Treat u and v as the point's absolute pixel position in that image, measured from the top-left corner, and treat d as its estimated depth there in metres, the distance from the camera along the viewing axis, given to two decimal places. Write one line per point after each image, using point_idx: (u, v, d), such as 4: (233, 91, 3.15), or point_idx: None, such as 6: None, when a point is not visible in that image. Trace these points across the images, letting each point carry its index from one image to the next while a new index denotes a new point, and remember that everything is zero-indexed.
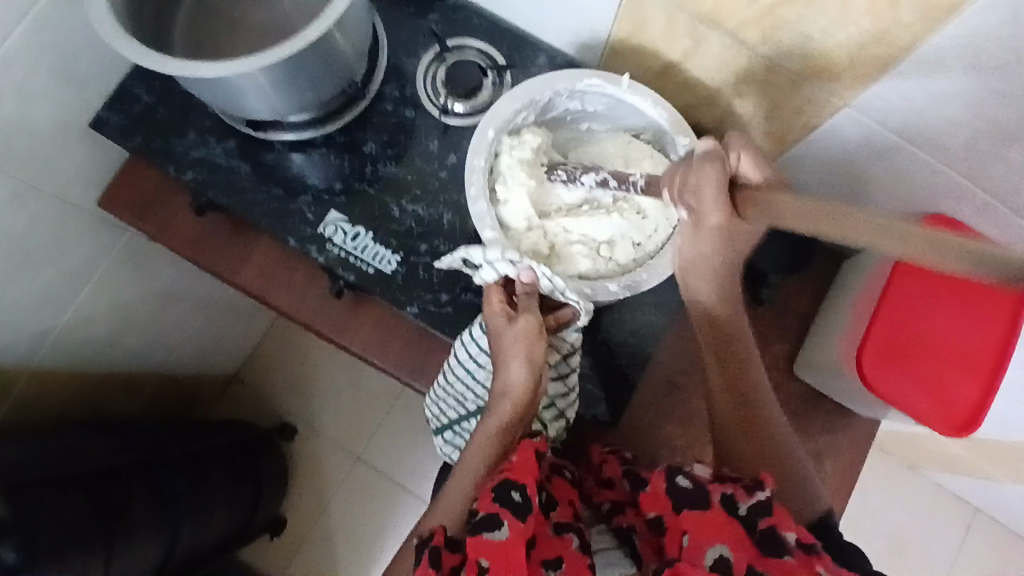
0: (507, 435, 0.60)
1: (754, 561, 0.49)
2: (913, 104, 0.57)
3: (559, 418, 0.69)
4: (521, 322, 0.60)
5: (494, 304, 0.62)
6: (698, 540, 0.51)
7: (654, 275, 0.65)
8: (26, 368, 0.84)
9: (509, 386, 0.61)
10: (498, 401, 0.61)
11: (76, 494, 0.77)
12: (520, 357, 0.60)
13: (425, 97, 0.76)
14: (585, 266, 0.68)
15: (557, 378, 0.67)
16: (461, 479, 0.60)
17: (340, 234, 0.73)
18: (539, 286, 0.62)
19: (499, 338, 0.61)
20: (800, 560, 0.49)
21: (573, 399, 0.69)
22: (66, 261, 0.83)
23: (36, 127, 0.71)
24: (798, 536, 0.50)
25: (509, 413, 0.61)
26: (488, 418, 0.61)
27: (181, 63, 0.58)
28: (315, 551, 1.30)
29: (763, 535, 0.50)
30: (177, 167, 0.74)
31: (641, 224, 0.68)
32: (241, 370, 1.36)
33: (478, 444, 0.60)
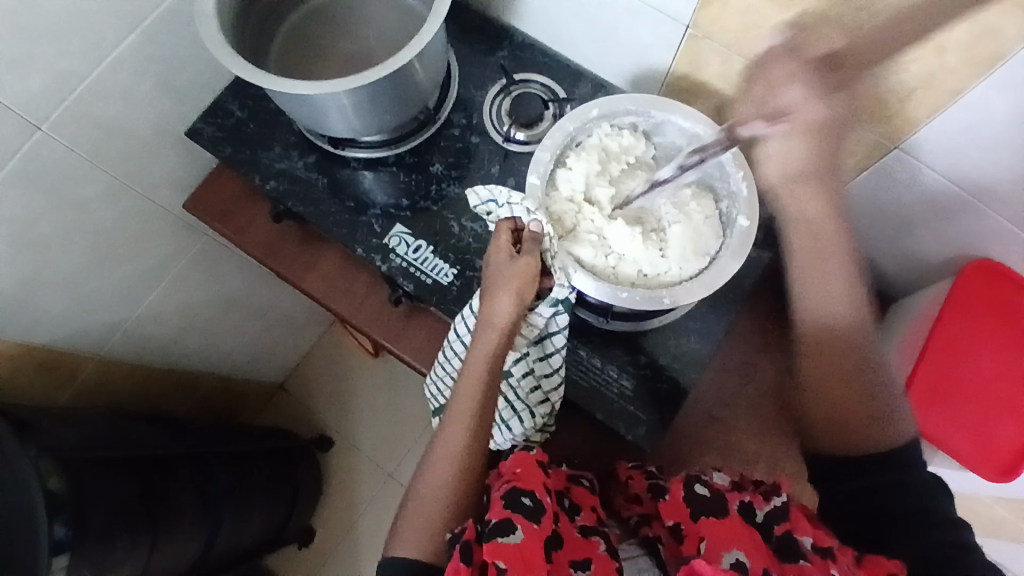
0: (495, 364, 0.63)
1: (772, 567, 0.54)
2: (960, 147, 0.60)
3: (545, 403, 0.70)
4: (519, 263, 0.62)
5: (500, 244, 0.64)
6: (717, 544, 0.56)
7: (633, 299, 0.63)
8: (94, 355, 0.91)
9: (495, 318, 0.63)
10: (484, 332, 0.63)
11: (130, 477, 0.82)
12: (509, 293, 0.62)
13: (490, 126, 0.81)
14: (585, 254, 0.66)
15: (541, 359, 0.69)
16: (460, 411, 0.62)
17: (404, 246, 0.78)
18: (542, 239, 0.64)
19: (492, 273, 0.64)
20: (817, 564, 0.55)
21: (557, 383, 0.69)
22: (147, 258, 0.90)
23: (137, 130, 0.78)
24: (814, 540, 0.57)
25: (493, 344, 0.63)
26: (476, 349, 0.63)
27: (278, 81, 0.65)
28: (339, 566, 1.30)
29: (781, 541, 0.57)
30: (261, 176, 0.81)
31: (655, 258, 0.67)
32: (287, 382, 1.41)
33: (468, 377, 0.63)
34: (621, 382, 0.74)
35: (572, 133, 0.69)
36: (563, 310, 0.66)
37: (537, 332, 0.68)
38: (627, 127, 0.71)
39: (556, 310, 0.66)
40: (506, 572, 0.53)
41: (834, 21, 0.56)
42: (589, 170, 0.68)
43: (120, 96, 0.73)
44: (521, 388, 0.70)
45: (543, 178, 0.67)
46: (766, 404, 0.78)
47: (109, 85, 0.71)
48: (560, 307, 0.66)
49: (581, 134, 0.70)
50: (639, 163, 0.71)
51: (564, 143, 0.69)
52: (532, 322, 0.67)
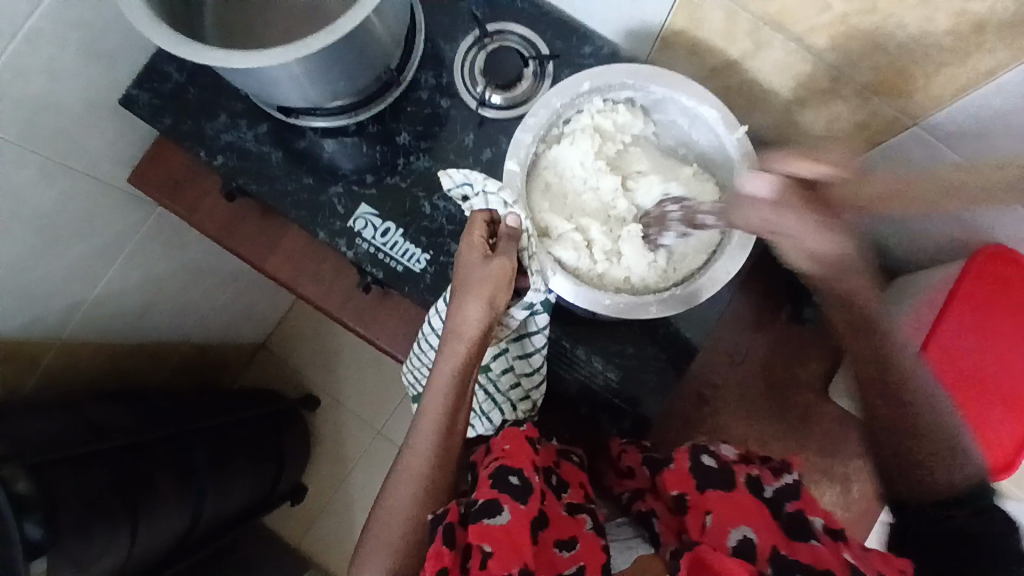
0: (465, 377, 0.58)
1: (779, 543, 0.53)
2: (993, 132, 0.53)
3: (525, 400, 0.67)
4: (495, 265, 0.55)
5: (474, 241, 0.57)
6: (724, 521, 0.55)
7: (616, 306, 0.58)
8: (55, 340, 0.85)
9: (464, 328, 0.57)
10: (451, 343, 0.57)
11: (99, 468, 0.78)
12: (481, 298, 0.56)
13: (462, 88, 0.72)
14: (566, 256, 0.60)
15: (522, 357, 0.65)
16: (427, 426, 0.58)
17: (370, 229, 0.71)
18: (520, 236, 0.57)
19: (465, 272, 0.57)
20: (827, 546, 0.53)
21: (538, 381, 0.66)
22: (96, 237, 0.83)
23: (63, 103, 0.69)
24: (826, 521, 0.55)
25: (463, 356, 0.57)
26: (443, 359, 0.58)
27: (212, 53, 0.55)
28: (333, 517, 1.33)
29: (789, 518, 0.55)
30: (208, 152, 0.72)
31: (636, 260, 0.61)
32: (267, 339, 1.38)
33: (435, 391, 0.57)
34: (606, 374, 0.72)
35: (558, 109, 0.61)
36: (540, 310, 0.61)
37: (515, 332, 0.63)
38: (623, 103, 0.63)
39: (533, 311, 0.60)
40: (493, 555, 0.51)
41: None
42: (582, 155, 0.62)
43: (42, 67, 0.64)
44: (499, 385, 0.66)
45: (523, 163, 0.60)
46: (755, 388, 0.75)
47: (29, 60, 0.62)
48: (538, 309, 0.60)
49: (569, 110, 0.62)
50: (633, 146, 0.64)
51: (549, 121, 0.61)
52: (507, 322, 0.62)
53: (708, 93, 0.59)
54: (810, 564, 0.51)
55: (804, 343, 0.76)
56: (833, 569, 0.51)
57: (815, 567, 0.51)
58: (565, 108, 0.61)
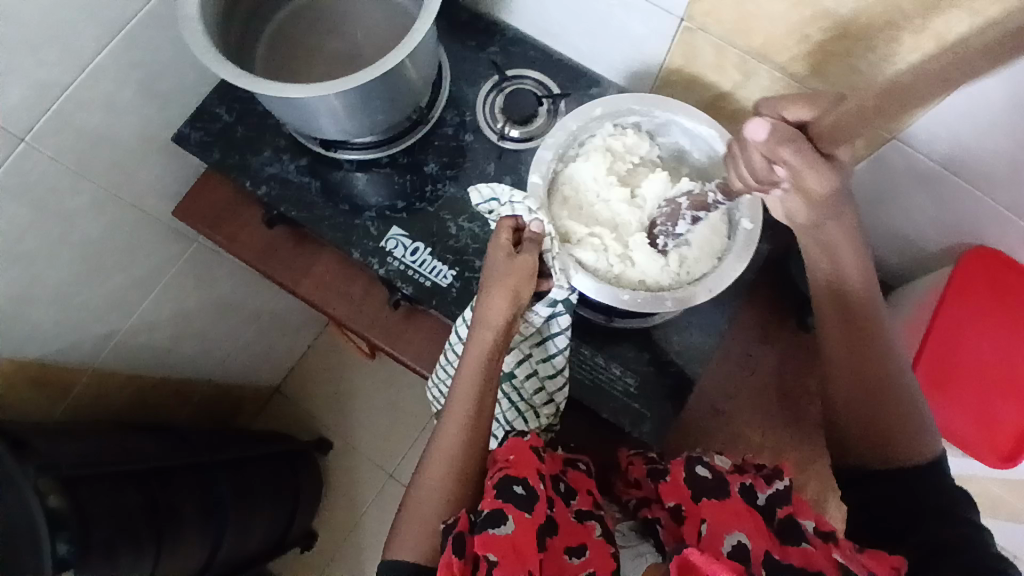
0: (491, 366, 0.62)
1: (771, 548, 0.55)
2: (961, 138, 0.60)
3: (549, 403, 0.70)
4: (518, 260, 0.61)
5: (499, 243, 0.63)
6: (717, 528, 0.57)
7: (635, 300, 0.63)
8: (89, 367, 0.89)
9: (490, 318, 0.62)
10: (477, 334, 0.62)
11: (132, 489, 0.80)
12: (505, 290, 0.61)
13: (484, 124, 0.80)
14: (587, 257, 0.66)
15: (545, 360, 0.68)
16: (456, 412, 0.62)
17: (401, 248, 0.77)
18: (542, 239, 0.63)
19: (491, 269, 0.63)
20: (819, 548, 0.55)
21: (561, 383, 0.69)
22: (137, 267, 0.88)
23: (120, 139, 0.76)
24: (816, 525, 0.58)
25: (489, 344, 0.62)
26: (471, 347, 0.63)
27: (265, 84, 0.63)
28: (342, 567, 1.30)
29: (782, 523, 0.58)
30: (252, 182, 0.79)
31: (646, 263, 0.67)
32: (282, 385, 1.40)
33: (464, 379, 0.62)
34: (625, 380, 0.75)
35: (574, 132, 0.69)
36: (562, 311, 0.66)
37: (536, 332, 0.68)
38: (631, 127, 0.71)
39: (555, 311, 0.66)
40: (498, 565, 0.53)
41: (831, 16, 0.57)
42: (596, 170, 0.69)
43: (102, 103, 0.71)
44: (524, 389, 0.70)
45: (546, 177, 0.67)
46: (765, 396, 0.79)
47: (89, 93, 0.69)
48: (559, 305, 0.65)
49: (584, 133, 0.70)
50: (642, 165, 0.71)
51: (567, 142, 0.69)
52: (530, 320, 0.67)
53: (705, 115, 0.67)
54: (802, 566, 0.54)
55: (809, 352, 0.79)
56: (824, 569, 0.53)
57: (807, 569, 0.53)
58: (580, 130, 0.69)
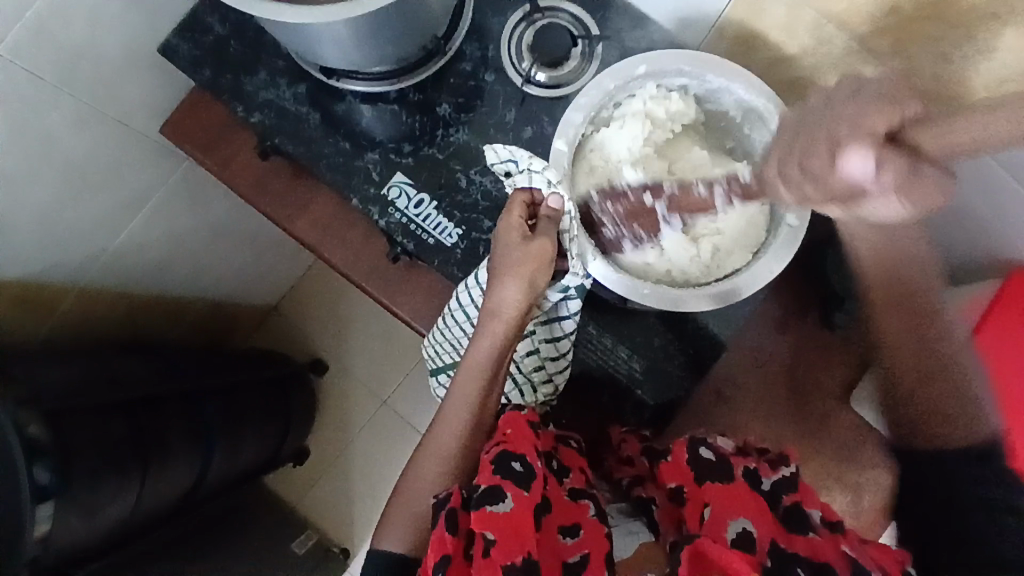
0: (497, 353, 0.61)
1: (778, 538, 0.52)
2: None
3: (547, 383, 0.67)
4: (535, 246, 0.59)
5: (512, 221, 0.60)
6: (722, 513, 0.54)
7: (654, 295, 0.59)
8: (75, 286, 0.85)
9: (502, 306, 0.60)
10: (487, 321, 0.61)
11: (116, 418, 0.79)
12: (519, 278, 0.59)
13: (508, 63, 0.71)
14: (608, 240, 0.63)
15: (549, 341, 0.66)
16: (458, 400, 0.61)
17: (404, 199, 0.70)
18: (561, 219, 0.60)
19: (504, 250, 0.60)
20: (826, 538, 0.53)
21: (563, 366, 0.67)
22: (125, 185, 0.82)
23: (103, 48, 0.68)
24: (823, 514, 0.55)
25: (498, 333, 0.61)
26: (481, 335, 0.61)
27: (258, 3, 0.54)
28: (332, 483, 1.34)
29: (786, 511, 0.55)
30: (244, 107, 0.71)
31: (673, 251, 0.63)
32: (280, 303, 1.37)
33: (470, 365, 0.61)
34: (631, 364, 0.72)
35: (611, 92, 0.62)
36: (574, 295, 0.63)
37: (547, 314, 0.65)
38: (677, 90, 0.63)
39: (567, 296, 0.63)
40: (495, 543, 0.51)
41: None
42: (632, 140, 0.63)
43: (82, 8, 0.63)
44: (523, 365, 0.67)
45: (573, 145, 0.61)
46: (775, 389, 0.75)
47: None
48: (571, 292, 0.63)
49: (622, 93, 0.62)
50: (683, 135, 0.65)
51: (601, 103, 0.62)
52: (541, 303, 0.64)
53: (765, 86, 0.59)
54: (807, 555, 0.51)
55: (828, 350, 0.75)
56: (830, 562, 0.50)
57: (813, 560, 0.50)
58: (619, 90, 0.61)
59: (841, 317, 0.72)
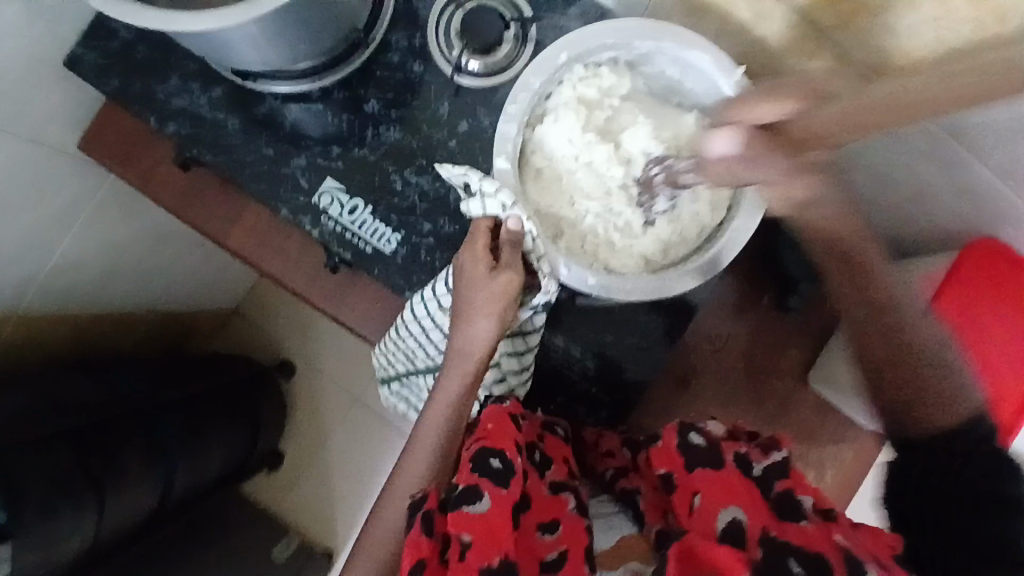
0: (469, 390, 0.59)
1: (768, 526, 0.49)
2: (1003, 122, 0.50)
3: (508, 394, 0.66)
4: (503, 279, 0.56)
5: (476, 252, 0.58)
6: (711, 501, 0.51)
7: (642, 289, 0.58)
8: (9, 314, 0.80)
9: (472, 345, 0.58)
10: (456, 363, 0.59)
11: (65, 447, 0.76)
12: (489, 315, 0.57)
13: (436, 51, 0.66)
14: (575, 240, 0.62)
15: (512, 354, 0.64)
16: (425, 443, 0.59)
17: (337, 206, 0.66)
18: (524, 239, 0.58)
19: (471, 284, 0.57)
20: (817, 527, 0.49)
21: (525, 378, 0.66)
22: (48, 203, 0.77)
23: (6, 69, 0.62)
24: (816, 502, 0.51)
25: (468, 374, 0.59)
26: (450, 375, 0.59)
27: (149, 14, 0.49)
28: (311, 482, 1.33)
29: (778, 499, 0.51)
30: (157, 118, 0.67)
31: (638, 233, 0.62)
32: (241, 305, 1.34)
33: (439, 406, 0.59)
34: (585, 364, 0.70)
35: (539, 89, 0.59)
36: (542, 311, 0.61)
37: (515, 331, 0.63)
38: (606, 64, 0.62)
39: (536, 312, 0.61)
40: (471, 545, 0.49)
41: None
42: (573, 129, 0.62)
43: None
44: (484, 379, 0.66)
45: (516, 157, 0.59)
46: (736, 374, 0.74)
47: None
48: (540, 309, 0.60)
49: (551, 84, 0.61)
50: (625, 106, 0.63)
51: (531, 103, 0.59)
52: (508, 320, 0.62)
53: (697, 41, 0.57)
54: (799, 546, 0.47)
55: (787, 330, 0.73)
56: (824, 553, 0.46)
57: (806, 550, 0.46)
58: (545, 83, 0.59)
59: (796, 297, 0.70)
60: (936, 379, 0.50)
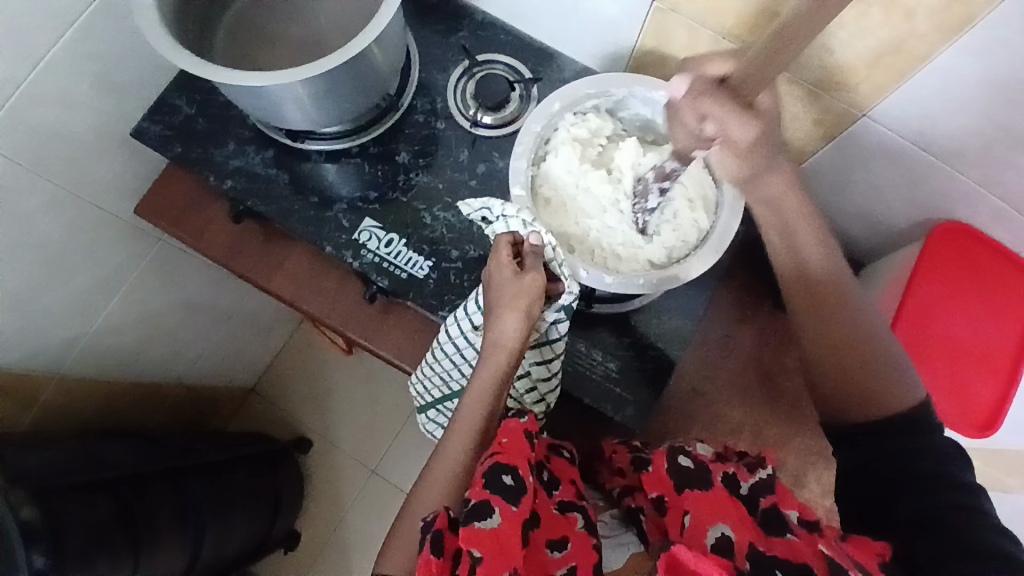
0: (497, 390, 0.63)
1: (756, 540, 0.52)
2: (933, 116, 0.61)
3: (540, 401, 0.71)
4: (528, 280, 0.62)
5: (502, 260, 0.64)
6: (703, 519, 0.54)
7: (650, 283, 0.65)
8: (53, 373, 0.86)
9: (502, 338, 0.63)
10: (491, 352, 0.64)
11: (104, 498, 0.78)
12: (517, 311, 0.62)
13: (455, 110, 0.79)
14: (585, 256, 0.69)
15: (540, 363, 0.69)
16: (455, 441, 0.62)
17: (374, 240, 0.75)
18: (544, 251, 0.65)
19: (499, 288, 0.63)
20: (803, 538, 0.52)
21: (554, 386, 0.70)
22: (102, 267, 0.85)
23: (79, 133, 0.74)
24: (800, 514, 0.55)
25: (496, 369, 0.63)
26: (481, 371, 0.64)
27: (224, 73, 0.61)
28: (327, 565, 1.29)
29: (765, 514, 0.55)
30: (215, 176, 0.77)
31: (640, 243, 0.69)
32: (258, 384, 1.37)
33: (470, 404, 0.63)
34: (607, 364, 0.75)
35: (539, 132, 0.71)
36: (564, 318, 0.66)
37: (541, 337, 0.67)
38: (592, 110, 0.72)
39: (557, 319, 0.66)
40: (482, 560, 0.51)
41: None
42: (571, 163, 0.70)
43: (58, 99, 0.69)
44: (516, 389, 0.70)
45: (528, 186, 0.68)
46: (747, 375, 0.79)
47: (44, 87, 0.67)
48: (563, 314, 0.66)
49: (549, 130, 0.71)
50: (611, 144, 0.72)
51: (535, 145, 0.71)
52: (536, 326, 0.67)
53: (661, 82, 0.68)
54: (787, 558, 0.50)
55: (787, 330, 0.80)
56: (807, 560, 0.50)
57: (791, 561, 0.50)
58: (545, 128, 0.71)
59: None
60: (877, 373, 0.60)
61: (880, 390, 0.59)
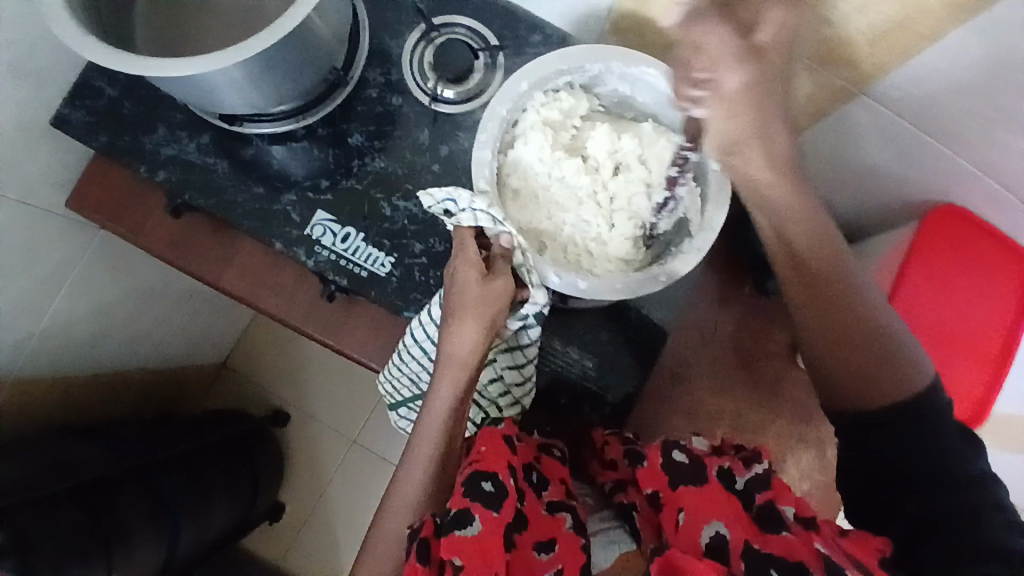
0: (461, 403, 0.60)
1: (751, 538, 0.48)
2: (936, 95, 0.55)
3: (514, 405, 0.68)
4: (497, 284, 0.59)
5: (469, 258, 0.60)
6: (695, 515, 0.50)
7: (628, 287, 0.60)
8: (4, 380, 0.80)
9: (460, 349, 0.60)
10: (449, 368, 0.60)
11: (70, 506, 0.75)
12: (480, 319, 0.59)
13: (412, 84, 0.71)
14: (556, 253, 0.64)
15: (513, 367, 0.66)
16: (418, 457, 0.59)
17: (329, 235, 0.69)
18: (514, 254, 0.60)
19: (464, 290, 0.59)
20: (799, 536, 0.47)
21: (529, 389, 0.67)
22: (42, 266, 0.78)
23: None
24: (797, 510, 0.50)
25: (460, 381, 0.60)
26: (442, 384, 0.60)
27: (146, 62, 0.52)
28: (313, 534, 1.30)
29: (761, 511, 0.50)
30: (148, 167, 0.69)
31: (614, 236, 0.65)
32: (229, 358, 1.34)
33: (432, 416, 0.60)
34: (583, 362, 0.75)
35: (505, 116, 0.63)
36: (534, 322, 0.63)
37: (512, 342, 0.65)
38: (564, 87, 0.65)
39: (526, 322, 0.63)
40: (463, 569, 0.49)
41: None
42: (542, 149, 0.64)
43: None
44: (488, 393, 0.67)
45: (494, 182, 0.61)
46: (728, 362, 0.76)
47: None
48: (531, 319, 0.62)
49: (516, 112, 0.64)
50: (586, 124, 0.66)
51: (500, 131, 0.63)
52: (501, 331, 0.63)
53: (642, 57, 0.61)
54: (781, 557, 0.46)
55: (771, 313, 0.77)
56: (804, 560, 0.45)
57: (785, 559, 0.46)
58: (511, 112, 0.63)
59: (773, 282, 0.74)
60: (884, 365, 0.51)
61: (884, 385, 0.51)
